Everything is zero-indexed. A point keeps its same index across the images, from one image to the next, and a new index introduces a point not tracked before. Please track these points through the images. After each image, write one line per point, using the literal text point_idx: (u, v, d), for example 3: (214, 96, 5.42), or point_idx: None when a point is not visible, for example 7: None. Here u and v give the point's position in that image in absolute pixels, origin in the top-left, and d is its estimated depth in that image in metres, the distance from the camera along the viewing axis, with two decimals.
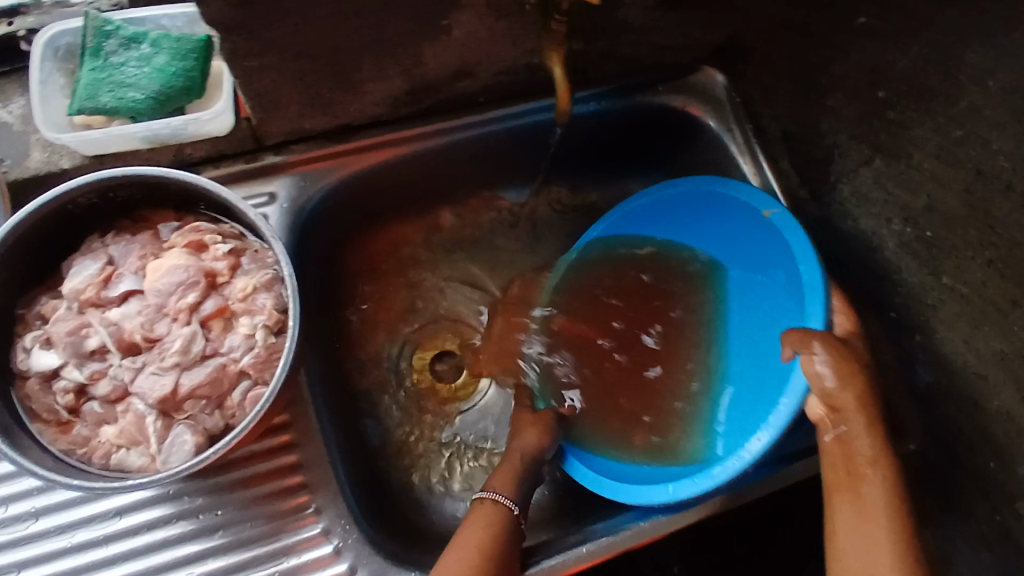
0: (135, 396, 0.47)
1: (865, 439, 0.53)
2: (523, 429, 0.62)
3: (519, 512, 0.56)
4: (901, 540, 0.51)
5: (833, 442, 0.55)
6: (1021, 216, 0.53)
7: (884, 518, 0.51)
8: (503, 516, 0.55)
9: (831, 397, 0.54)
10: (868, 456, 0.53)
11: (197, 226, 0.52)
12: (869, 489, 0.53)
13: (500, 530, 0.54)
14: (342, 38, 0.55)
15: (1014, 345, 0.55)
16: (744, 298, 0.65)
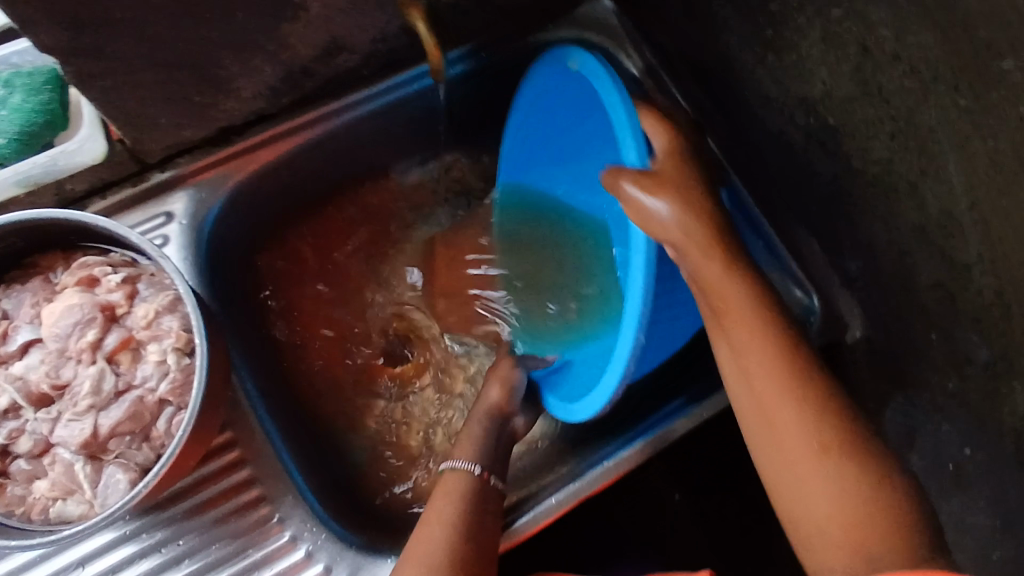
0: (59, 446, 0.53)
1: (711, 262, 0.51)
2: (490, 385, 0.68)
3: (481, 472, 0.59)
4: (777, 365, 0.48)
5: (692, 283, 0.52)
6: (912, 86, 0.52)
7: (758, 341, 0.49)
8: (468, 482, 0.58)
9: (663, 233, 0.52)
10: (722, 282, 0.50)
11: (85, 262, 0.56)
12: (733, 322, 0.50)
13: (467, 497, 0.57)
14: (200, 41, 0.56)
15: (926, 214, 0.57)
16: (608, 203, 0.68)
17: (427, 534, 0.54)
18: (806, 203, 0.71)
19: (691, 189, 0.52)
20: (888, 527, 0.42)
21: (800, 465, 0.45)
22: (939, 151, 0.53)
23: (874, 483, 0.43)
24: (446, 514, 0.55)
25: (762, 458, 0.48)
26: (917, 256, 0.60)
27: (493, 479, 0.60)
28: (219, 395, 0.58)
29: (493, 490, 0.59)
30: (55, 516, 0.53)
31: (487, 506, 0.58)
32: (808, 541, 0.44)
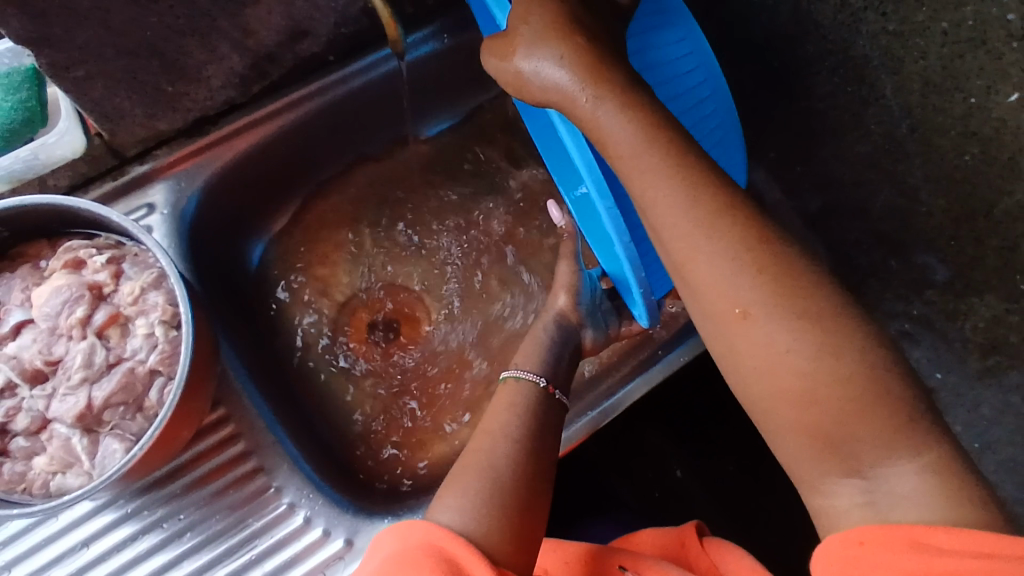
0: (56, 421, 0.55)
1: (581, 107, 0.46)
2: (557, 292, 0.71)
3: (545, 384, 0.61)
4: (688, 223, 0.44)
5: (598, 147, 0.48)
6: (845, 18, 0.55)
7: (668, 204, 0.44)
8: (532, 395, 0.60)
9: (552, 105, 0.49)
10: (623, 147, 0.46)
11: (70, 247, 0.59)
12: (641, 186, 0.46)
13: (530, 409, 0.58)
14: (164, 29, 0.58)
15: (876, 142, 0.59)
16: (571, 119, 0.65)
17: (486, 446, 0.55)
18: (764, 151, 0.73)
19: (545, 32, 0.47)
20: (838, 399, 0.40)
21: (737, 339, 0.43)
22: (878, 78, 0.55)
23: (815, 350, 0.40)
24: (509, 426, 0.56)
25: (707, 334, 0.46)
26: (870, 186, 0.62)
27: (557, 393, 0.61)
28: (209, 367, 0.60)
29: (555, 403, 0.60)
30: (56, 489, 0.55)
31: (548, 418, 0.59)
32: (765, 418, 0.44)
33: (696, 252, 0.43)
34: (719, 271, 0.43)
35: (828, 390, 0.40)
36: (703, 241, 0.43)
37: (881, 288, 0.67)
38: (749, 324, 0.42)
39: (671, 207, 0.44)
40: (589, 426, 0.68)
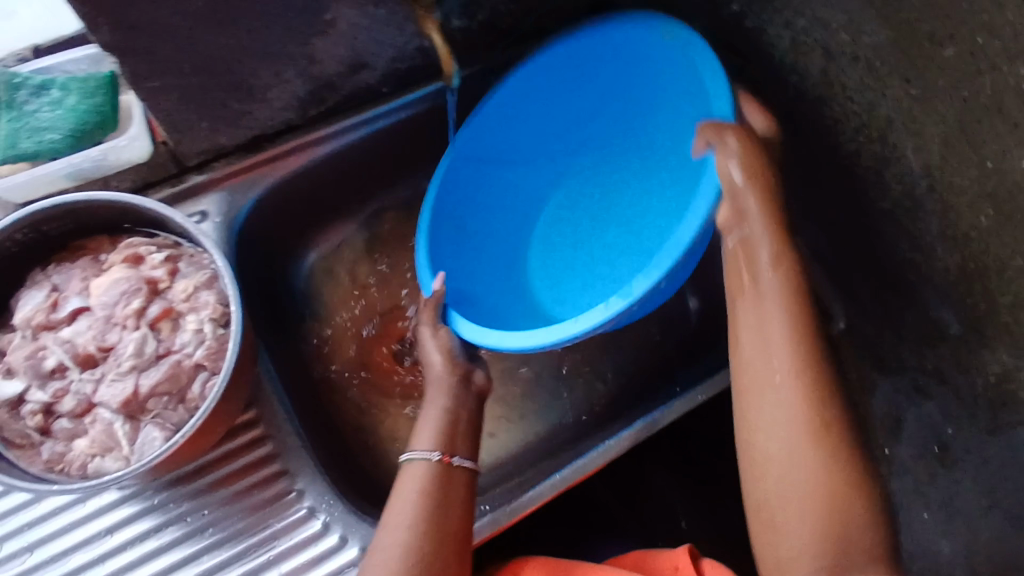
0: (100, 406, 0.58)
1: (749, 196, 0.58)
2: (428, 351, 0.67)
3: (440, 457, 0.60)
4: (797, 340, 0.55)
5: (736, 243, 0.60)
6: (872, 82, 0.59)
7: (781, 320, 0.56)
8: (431, 470, 0.59)
9: (736, 194, 0.59)
10: (767, 259, 0.58)
11: (132, 243, 0.62)
12: (768, 288, 0.57)
13: (436, 484, 0.59)
14: (236, 50, 0.62)
15: (896, 199, 0.62)
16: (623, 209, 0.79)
17: (391, 526, 0.57)
18: (788, 202, 0.77)
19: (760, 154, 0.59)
20: (843, 521, 0.50)
21: (804, 452, 0.52)
22: (900, 138, 0.59)
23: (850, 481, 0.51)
24: (409, 504, 0.58)
25: (760, 425, 0.55)
26: (888, 240, 0.65)
27: (456, 459, 0.61)
28: (249, 368, 0.62)
29: (459, 470, 0.61)
30: (93, 472, 0.56)
31: (454, 485, 0.59)
32: (783, 520, 0.52)
33: (796, 368, 0.54)
34: (814, 393, 0.53)
35: (845, 507, 0.51)
36: (801, 359, 0.54)
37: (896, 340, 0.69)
38: (822, 444, 0.52)
39: (784, 325, 0.56)
40: (606, 454, 0.67)
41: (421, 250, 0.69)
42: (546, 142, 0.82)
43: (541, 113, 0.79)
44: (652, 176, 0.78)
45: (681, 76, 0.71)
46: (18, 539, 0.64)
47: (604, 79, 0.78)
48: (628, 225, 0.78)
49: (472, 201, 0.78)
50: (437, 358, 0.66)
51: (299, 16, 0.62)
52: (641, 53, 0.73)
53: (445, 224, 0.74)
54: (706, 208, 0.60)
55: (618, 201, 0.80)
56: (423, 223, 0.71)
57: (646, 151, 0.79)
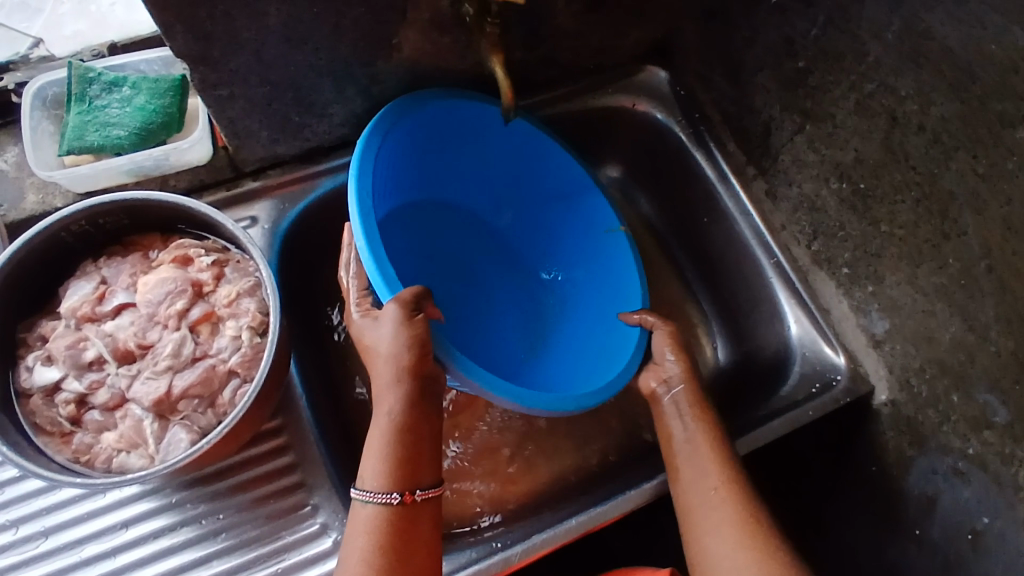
0: (132, 402, 0.58)
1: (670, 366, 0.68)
2: (392, 329, 0.59)
3: (400, 499, 0.56)
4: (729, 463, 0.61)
5: (669, 402, 0.67)
6: (933, 152, 0.58)
7: (710, 447, 0.62)
8: (388, 516, 0.55)
9: (660, 369, 0.69)
10: (689, 411, 0.65)
11: (182, 244, 0.64)
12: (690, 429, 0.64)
13: (390, 533, 0.55)
14: (304, 64, 0.64)
15: (949, 275, 0.61)
16: (504, 311, 0.82)
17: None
18: (837, 265, 0.73)
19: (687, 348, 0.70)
20: None
21: (744, 550, 0.55)
22: (959, 214, 0.57)
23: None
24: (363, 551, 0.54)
25: (710, 536, 0.57)
26: (939, 316, 0.63)
27: (419, 494, 0.57)
28: (281, 378, 0.63)
29: (423, 505, 0.57)
30: (117, 466, 0.57)
31: (413, 533, 0.55)
32: None
33: (730, 481, 0.59)
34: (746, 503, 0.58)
35: None
36: (731, 474, 0.60)
37: (940, 420, 0.65)
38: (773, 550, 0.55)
39: (712, 451, 0.62)
40: (626, 503, 0.66)
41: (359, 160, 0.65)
42: (496, 195, 0.85)
43: (518, 178, 0.84)
44: (517, 312, 0.82)
45: (610, 270, 0.81)
46: (36, 523, 0.65)
47: (567, 223, 0.85)
48: (504, 332, 0.80)
49: (414, 159, 0.76)
50: (399, 349, 0.59)
51: (366, 40, 0.64)
52: (589, 235, 0.83)
53: (387, 147, 0.71)
54: (606, 394, 0.68)
55: (478, 302, 0.81)
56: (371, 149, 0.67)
57: (529, 299, 0.84)
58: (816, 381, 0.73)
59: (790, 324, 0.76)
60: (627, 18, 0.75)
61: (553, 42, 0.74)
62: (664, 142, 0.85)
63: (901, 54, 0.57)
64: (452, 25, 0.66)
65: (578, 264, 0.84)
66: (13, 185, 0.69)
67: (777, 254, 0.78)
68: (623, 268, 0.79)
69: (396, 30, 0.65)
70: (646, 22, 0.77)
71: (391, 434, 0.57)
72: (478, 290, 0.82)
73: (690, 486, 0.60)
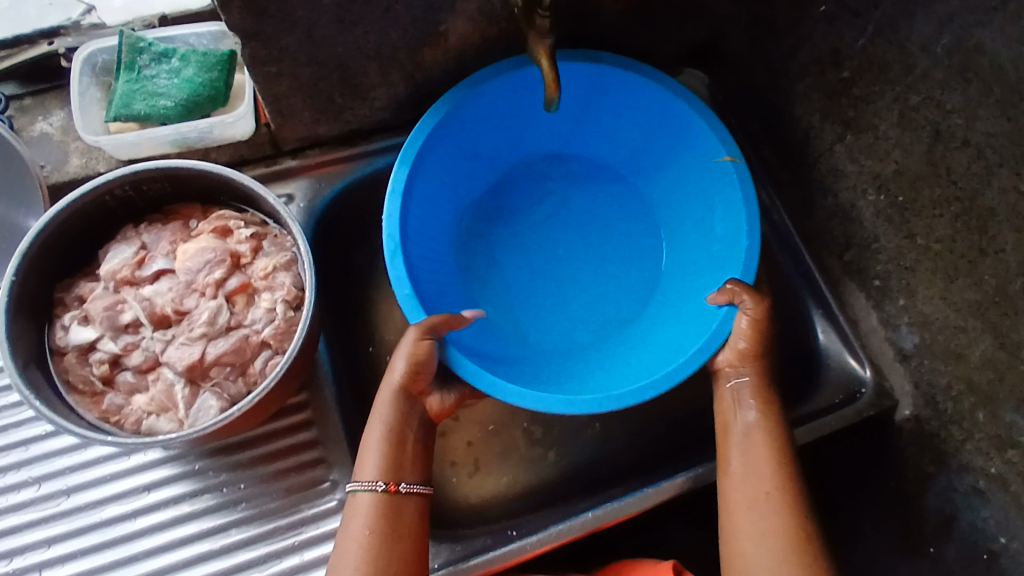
0: (165, 365, 0.59)
1: (737, 350, 0.64)
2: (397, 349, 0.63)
3: (385, 487, 0.58)
4: (786, 469, 0.59)
5: (731, 387, 0.64)
6: (977, 168, 0.58)
7: (768, 448, 0.60)
8: (376, 505, 0.57)
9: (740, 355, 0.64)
10: (755, 402, 0.63)
11: (222, 215, 0.64)
12: (753, 426, 0.62)
13: (382, 519, 0.57)
14: (353, 46, 0.65)
15: (983, 293, 0.60)
16: (611, 264, 0.81)
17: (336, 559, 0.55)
18: (868, 277, 0.73)
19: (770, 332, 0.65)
20: None
21: (787, 565, 0.54)
22: (998, 231, 0.57)
23: None
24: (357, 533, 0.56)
25: (755, 544, 0.56)
26: (970, 332, 0.62)
27: (403, 486, 0.59)
28: (311, 353, 0.63)
29: (408, 498, 0.59)
30: (146, 429, 0.58)
31: (402, 520, 0.58)
32: None
33: (785, 490, 0.58)
34: (799, 518, 0.57)
35: None
36: (786, 483, 0.58)
37: (963, 438, 0.65)
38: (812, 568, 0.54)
39: (772, 450, 0.60)
40: (642, 501, 0.66)
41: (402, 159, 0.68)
42: (591, 151, 0.84)
43: (607, 128, 0.82)
44: (624, 255, 0.81)
45: (723, 206, 0.74)
46: (59, 481, 0.65)
47: (677, 164, 0.80)
48: (607, 292, 0.80)
49: (479, 140, 0.78)
50: (401, 366, 0.62)
51: (415, 26, 0.65)
52: (697, 159, 0.76)
53: (444, 136, 0.73)
54: (681, 375, 0.63)
55: (579, 262, 0.81)
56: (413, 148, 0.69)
57: (641, 255, 0.81)
58: (841, 393, 0.74)
59: (817, 333, 0.77)
60: (672, 21, 0.76)
61: (597, 38, 0.75)
62: None
63: (950, 68, 0.57)
64: (498, 17, 0.67)
65: (691, 178, 0.78)
66: (59, 148, 0.70)
67: (807, 263, 0.79)
68: (728, 200, 0.73)
69: (445, 18, 0.66)
70: (689, 26, 0.78)
71: (388, 438, 0.60)
72: (579, 246, 0.81)
73: (737, 483, 0.60)
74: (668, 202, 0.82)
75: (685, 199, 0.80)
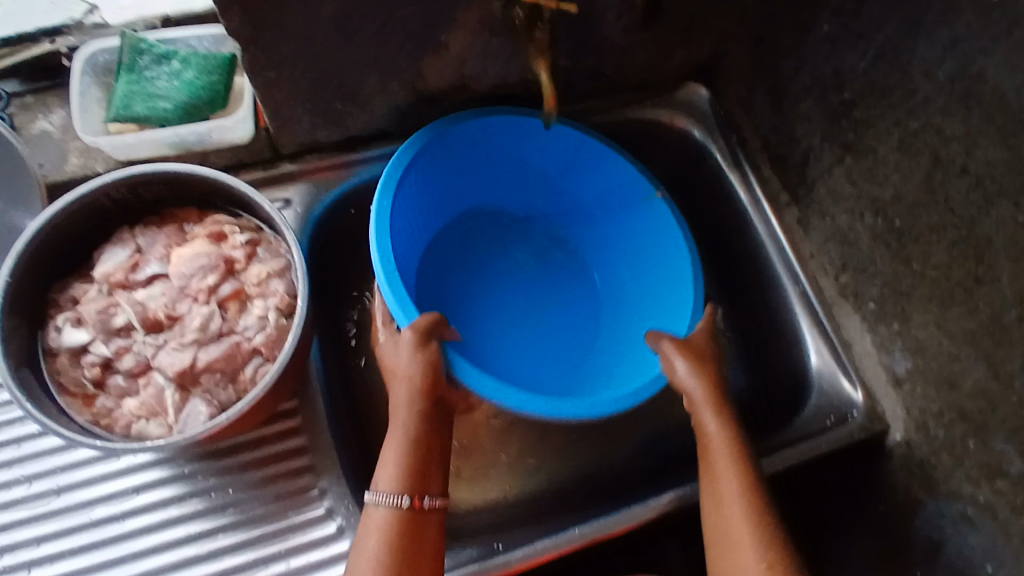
0: (157, 370, 0.59)
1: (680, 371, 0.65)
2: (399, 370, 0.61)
3: (410, 504, 0.56)
4: (750, 507, 0.58)
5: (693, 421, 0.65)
6: (975, 197, 0.57)
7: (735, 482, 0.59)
8: (397, 522, 0.56)
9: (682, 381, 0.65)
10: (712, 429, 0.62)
11: (218, 221, 0.64)
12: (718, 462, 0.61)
13: (402, 536, 0.55)
14: (354, 53, 0.65)
15: (979, 322, 0.60)
16: (559, 316, 0.82)
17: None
18: (863, 300, 0.72)
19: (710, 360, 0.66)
20: None
21: None
22: (994, 260, 0.57)
23: None
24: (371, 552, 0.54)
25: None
26: (964, 360, 0.62)
27: (427, 501, 0.57)
28: (303, 361, 0.64)
29: (430, 512, 0.58)
30: (136, 433, 0.58)
31: (422, 536, 0.56)
32: None
33: (755, 525, 0.57)
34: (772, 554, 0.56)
35: None
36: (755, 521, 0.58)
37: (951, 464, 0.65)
38: None
39: (737, 474, 0.60)
40: (629, 518, 0.66)
41: (385, 181, 0.68)
42: (551, 204, 0.86)
43: (569, 183, 0.84)
44: (570, 310, 0.83)
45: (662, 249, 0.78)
46: (49, 480, 0.66)
47: (619, 221, 0.83)
48: (557, 339, 0.81)
49: (448, 178, 0.79)
50: (404, 386, 0.60)
51: (415, 36, 0.66)
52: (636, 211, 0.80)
53: (421, 162, 0.73)
54: (626, 400, 0.65)
55: (527, 308, 0.82)
56: (396, 168, 0.69)
57: (581, 304, 0.84)
58: (833, 413, 0.73)
59: (810, 356, 0.76)
60: (675, 35, 0.76)
61: (600, 50, 0.75)
62: (699, 161, 0.86)
63: (952, 94, 0.57)
64: (502, 27, 0.68)
65: (633, 243, 0.82)
66: (59, 147, 0.70)
67: (803, 282, 0.78)
68: (670, 239, 0.77)
69: (449, 28, 0.66)
70: (693, 41, 0.78)
71: (404, 449, 0.58)
72: (535, 295, 0.83)
73: (711, 527, 0.59)
74: (612, 262, 0.85)
75: (631, 256, 0.83)
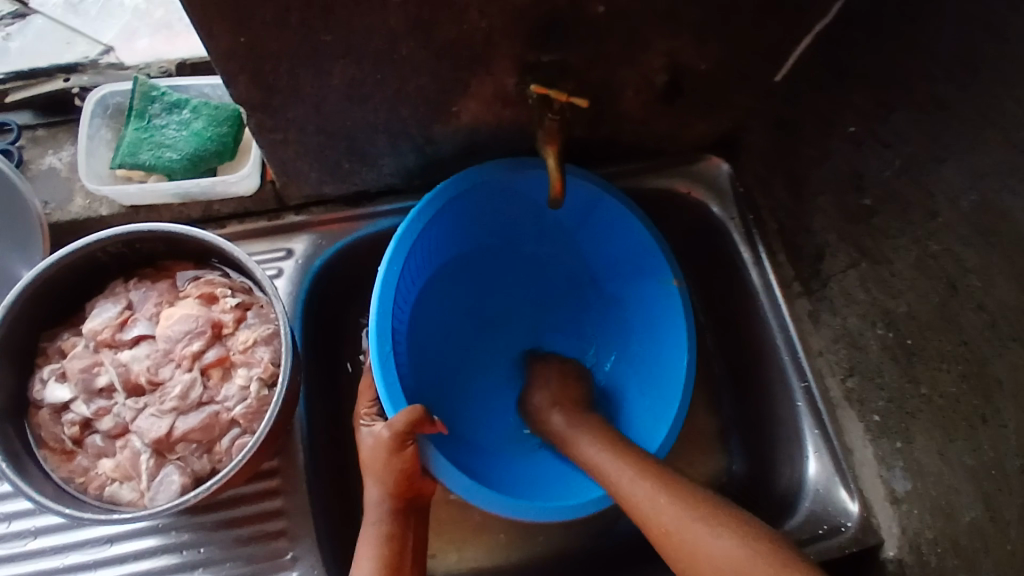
0: (134, 434, 0.59)
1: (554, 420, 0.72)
2: (371, 466, 0.63)
3: None
4: (646, 470, 0.62)
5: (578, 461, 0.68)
6: (988, 336, 0.54)
7: (624, 464, 0.63)
8: None
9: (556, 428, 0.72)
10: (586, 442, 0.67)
11: (211, 280, 0.64)
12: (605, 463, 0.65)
13: None
14: (358, 120, 0.64)
15: (981, 461, 0.57)
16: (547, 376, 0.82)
17: None
18: (868, 409, 0.69)
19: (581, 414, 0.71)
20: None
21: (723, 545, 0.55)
22: (1003, 404, 0.54)
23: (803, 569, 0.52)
24: None
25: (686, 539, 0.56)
26: (963, 496, 0.59)
27: None
28: (283, 431, 0.63)
29: None
30: (108, 495, 0.58)
31: None
32: None
33: (664, 482, 0.60)
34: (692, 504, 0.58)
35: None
36: (663, 483, 0.60)
37: None
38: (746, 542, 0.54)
39: (620, 458, 0.64)
40: None
41: (395, 248, 0.67)
42: (559, 259, 0.84)
43: (583, 244, 0.82)
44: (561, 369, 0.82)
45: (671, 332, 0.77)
46: (28, 521, 0.66)
47: (629, 293, 0.82)
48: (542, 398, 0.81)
49: (462, 225, 0.77)
50: (377, 482, 0.62)
51: (425, 106, 0.64)
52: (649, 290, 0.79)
53: (434, 221, 0.72)
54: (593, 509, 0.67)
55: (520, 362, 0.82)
56: (407, 235, 0.68)
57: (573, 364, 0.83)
58: (824, 523, 0.70)
59: (809, 461, 0.73)
60: (697, 111, 0.73)
61: (616, 122, 0.72)
62: (712, 234, 0.83)
63: (976, 227, 0.54)
64: (514, 101, 0.65)
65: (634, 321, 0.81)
66: (62, 186, 0.70)
67: (809, 379, 0.75)
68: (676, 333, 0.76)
69: (457, 100, 0.64)
70: (716, 116, 0.75)
71: (381, 542, 0.61)
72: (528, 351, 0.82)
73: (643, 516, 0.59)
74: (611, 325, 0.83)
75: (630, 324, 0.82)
